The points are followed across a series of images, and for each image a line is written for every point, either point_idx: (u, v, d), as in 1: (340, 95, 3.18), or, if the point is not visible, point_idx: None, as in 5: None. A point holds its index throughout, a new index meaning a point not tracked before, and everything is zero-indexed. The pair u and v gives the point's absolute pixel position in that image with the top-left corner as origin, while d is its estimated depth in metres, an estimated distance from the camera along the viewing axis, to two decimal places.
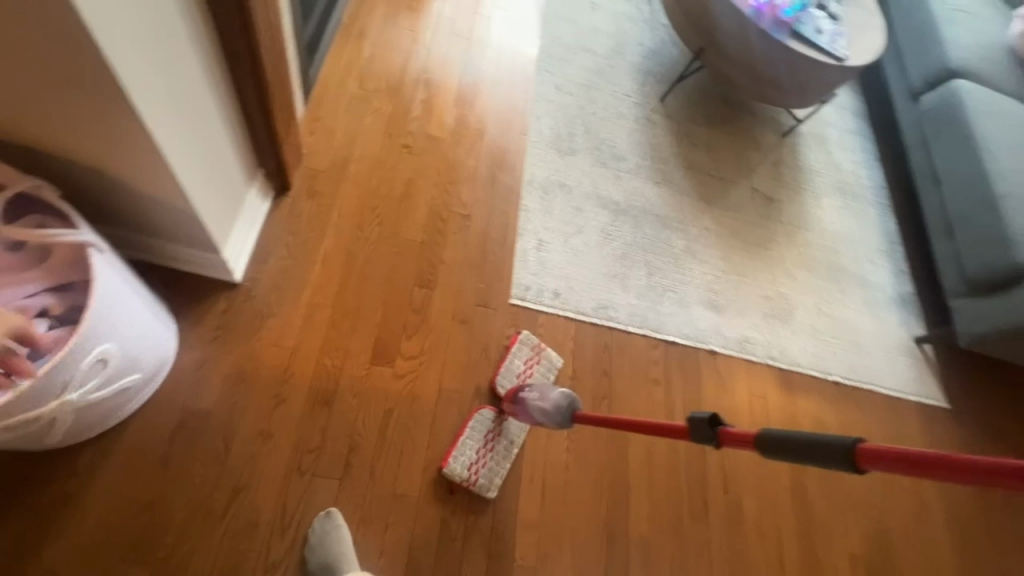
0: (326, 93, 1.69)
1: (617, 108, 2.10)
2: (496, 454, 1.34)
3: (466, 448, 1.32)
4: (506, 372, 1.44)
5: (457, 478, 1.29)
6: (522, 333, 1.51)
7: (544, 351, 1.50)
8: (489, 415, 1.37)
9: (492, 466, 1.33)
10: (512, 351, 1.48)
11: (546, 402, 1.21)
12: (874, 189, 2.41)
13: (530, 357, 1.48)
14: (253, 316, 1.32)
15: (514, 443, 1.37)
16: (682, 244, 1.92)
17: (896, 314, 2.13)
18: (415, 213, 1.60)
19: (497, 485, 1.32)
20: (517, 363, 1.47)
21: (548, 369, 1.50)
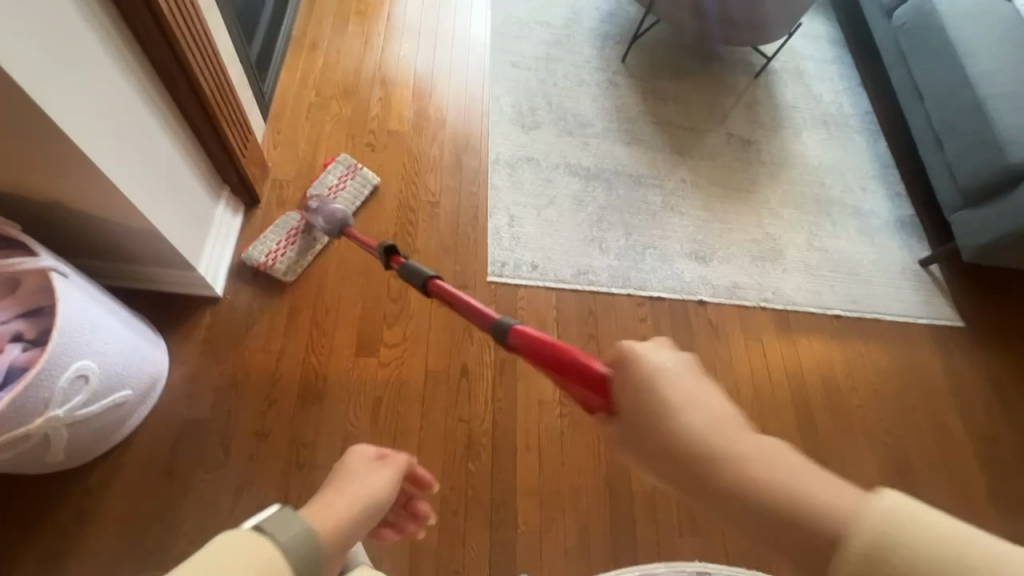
0: (285, 105, 1.74)
1: (578, 75, 2.08)
2: (298, 247, 1.47)
3: (268, 240, 1.46)
4: (318, 185, 1.58)
5: (255, 262, 1.43)
6: (339, 156, 1.64)
7: (358, 169, 1.63)
8: (292, 217, 1.50)
9: (292, 255, 1.45)
10: (328, 168, 1.61)
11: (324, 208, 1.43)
12: (860, 116, 2.33)
13: (343, 174, 1.61)
14: (238, 325, 1.38)
15: (318, 242, 1.51)
16: (659, 200, 1.89)
17: (895, 239, 2.06)
18: (385, 207, 1.64)
19: (294, 271, 1.46)
20: (331, 178, 1.60)
21: (363, 185, 1.62)
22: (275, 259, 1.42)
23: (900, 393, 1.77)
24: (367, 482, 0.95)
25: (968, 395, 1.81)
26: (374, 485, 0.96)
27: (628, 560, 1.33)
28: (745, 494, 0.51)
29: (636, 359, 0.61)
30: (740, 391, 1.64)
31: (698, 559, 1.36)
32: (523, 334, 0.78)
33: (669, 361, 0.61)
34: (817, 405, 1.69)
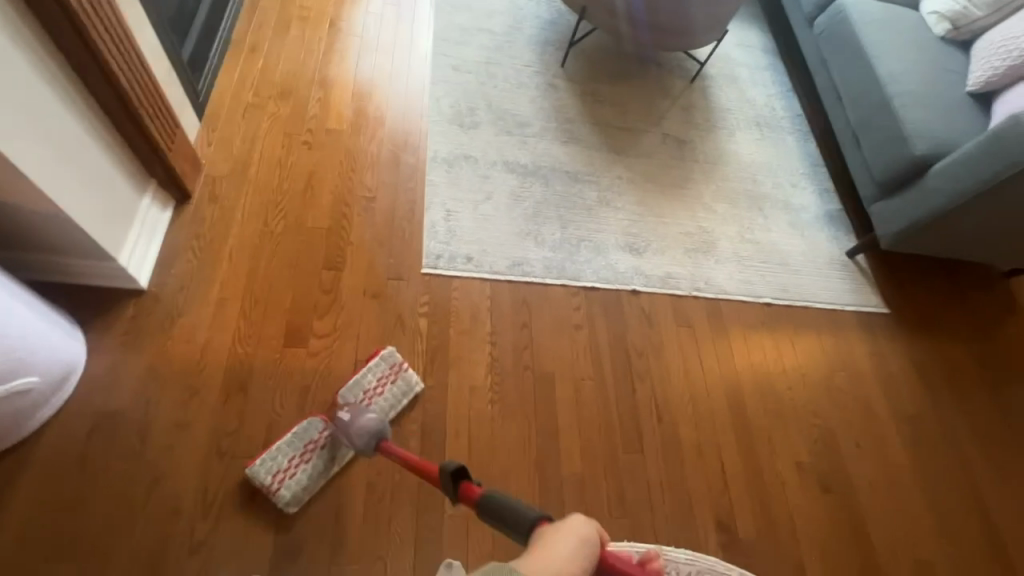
0: (222, 105, 1.76)
1: (518, 79, 2.15)
2: (313, 467, 1.26)
3: (280, 455, 1.25)
4: (354, 385, 1.36)
5: (258, 481, 1.22)
6: (385, 349, 1.43)
7: (402, 370, 1.42)
8: (318, 424, 1.29)
9: (302, 478, 1.24)
10: (370, 364, 1.40)
11: (350, 434, 1.23)
12: (790, 118, 2.45)
13: (384, 377, 1.39)
14: (163, 317, 1.38)
15: (338, 461, 1.29)
16: (595, 195, 1.96)
17: (824, 231, 2.16)
18: (320, 202, 1.66)
19: (299, 499, 1.24)
20: (369, 378, 1.38)
21: (402, 392, 1.41)
22: (280, 484, 1.22)
23: (828, 375, 1.83)
24: (553, 569, 0.70)
25: (894, 376, 1.89)
26: (552, 560, 0.72)
27: None
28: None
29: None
30: (671, 375, 1.68)
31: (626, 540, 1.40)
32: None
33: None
34: (748, 388, 1.74)
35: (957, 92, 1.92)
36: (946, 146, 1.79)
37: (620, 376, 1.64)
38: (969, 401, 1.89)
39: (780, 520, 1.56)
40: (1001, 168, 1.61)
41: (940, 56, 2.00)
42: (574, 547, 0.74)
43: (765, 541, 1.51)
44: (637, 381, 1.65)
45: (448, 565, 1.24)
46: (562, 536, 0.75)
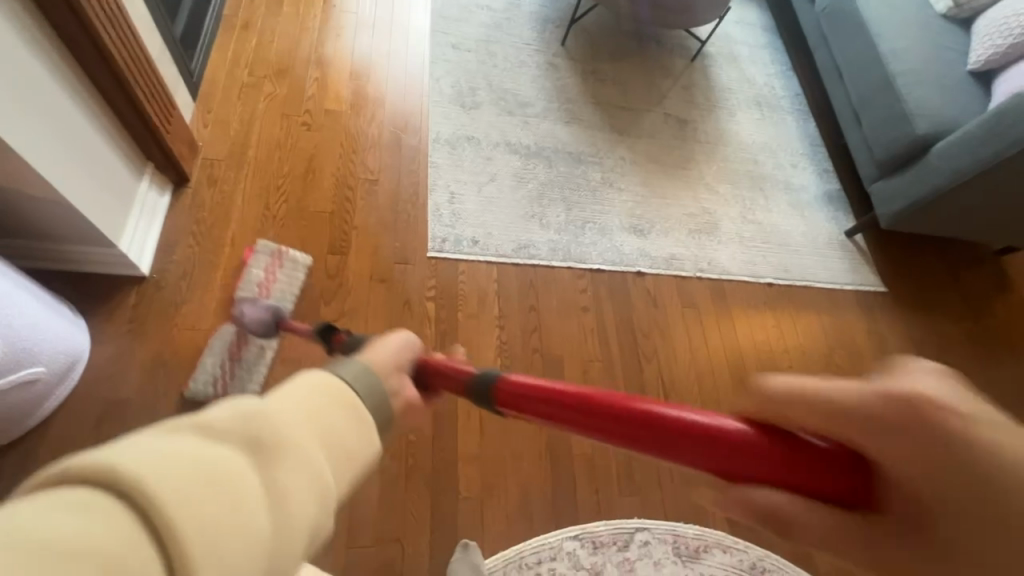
0: (216, 85, 1.71)
1: (518, 57, 2.11)
2: (246, 362, 1.29)
3: (208, 368, 1.26)
4: (245, 284, 1.38)
5: (207, 396, 1.25)
6: (258, 244, 1.45)
7: (284, 253, 1.45)
8: (228, 329, 1.31)
9: (243, 375, 1.28)
10: (250, 262, 1.42)
11: (252, 314, 1.27)
12: (790, 98, 2.44)
13: (270, 264, 1.43)
14: (166, 304, 1.35)
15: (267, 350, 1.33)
16: (599, 176, 1.94)
17: (823, 211, 2.17)
18: (321, 186, 1.63)
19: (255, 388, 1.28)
20: (256, 273, 1.41)
21: (294, 271, 1.45)
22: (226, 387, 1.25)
23: (831, 352, 1.87)
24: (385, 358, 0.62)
25: (893, 353, 1.92)
26: (382, 356, 0.62)
27: (569, 522, 1.38)
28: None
29: (901, 377, 0.34)
30: (676, 355, 1.70)
31: (636, 516, 1.43)
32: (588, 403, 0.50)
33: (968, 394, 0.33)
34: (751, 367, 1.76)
35: (958, 71, 1.92)
36: (948, 126, 1.80)
37: (626, 357, 1.65)
38: (965, 376, 1.94)
39: None
40: (1003, 148, 1.62)
41: (941, 33, 1.99)
42: (403, 351, 0.65)
43: None
44: (644, 361, 1.66)
45: (466, 545, 1.27)
46: (390, 341, 0.65)
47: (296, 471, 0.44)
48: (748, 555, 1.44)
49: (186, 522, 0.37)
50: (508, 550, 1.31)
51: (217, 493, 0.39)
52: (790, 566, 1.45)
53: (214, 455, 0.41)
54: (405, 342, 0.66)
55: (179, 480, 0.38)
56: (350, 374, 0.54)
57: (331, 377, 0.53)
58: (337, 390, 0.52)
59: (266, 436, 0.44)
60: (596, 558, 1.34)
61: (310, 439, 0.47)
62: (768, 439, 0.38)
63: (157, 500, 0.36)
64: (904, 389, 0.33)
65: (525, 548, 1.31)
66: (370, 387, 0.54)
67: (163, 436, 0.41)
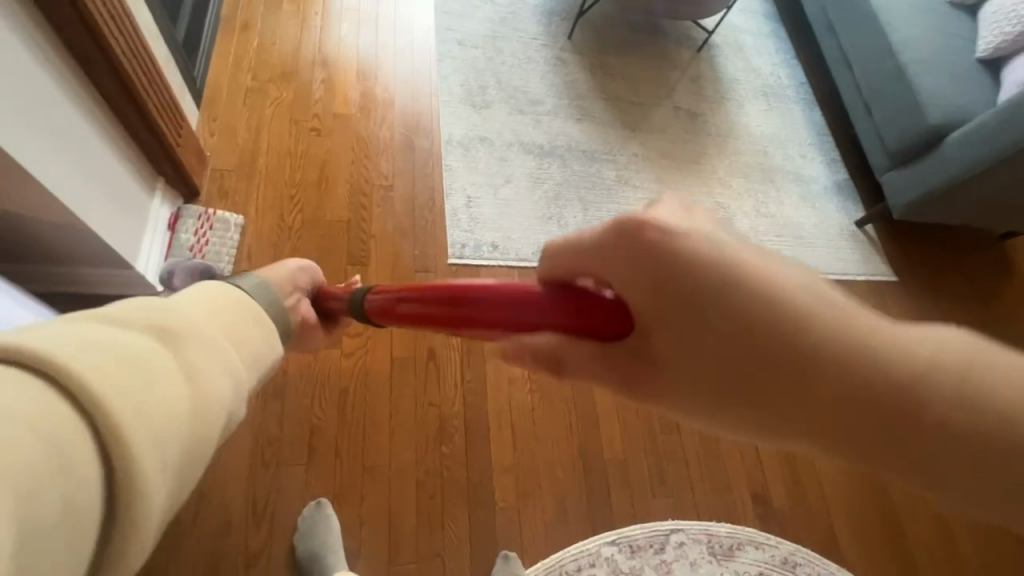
0: (220, 91, 1.64)
1: (526, 53, 2.06)
2: None
3: None
4: (174, 249, 1.36)
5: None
6: (179, 208, 1.41)
7: (212, 215, 1.43)
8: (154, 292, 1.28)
9: None
10: (176, 227, 1.39)
11: (178, 276, 1.25)
12: (797, 86, 2.42)
13: (199, 227, 1.41)
14: None
15: None
16: (613, 173, 1.92)
17: (833, 202, 2.18)
18: (336, 194, 1.58)
19: None
20: (186, 237, 1.39)
21: (225, 230, 1.43)
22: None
23: None
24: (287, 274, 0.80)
25: None
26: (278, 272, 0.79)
27: (605, 526, 1.38)
28: (752, 322, 0.43)
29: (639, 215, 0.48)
30: None
31: (669, 518, 1.43)
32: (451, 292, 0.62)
33: (686, 217, 0.49)
34: None
35: (967, 59, 1.92)
36: (960, 116, 1.81)
37: None
38: None
39: (812, 488, 1.57)
40: (1016, 139, 1.63)
41: (949, 21, 1.99)
42: (298, 273, 0.83)
43: (800, 507, 1.54)
44: None
45: (506, 556, 1.26)
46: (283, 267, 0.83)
47: (211, 358, 0.48)
48: (779, 550, 1.47)
49: (125, 399, 0.37)
50: (547, 559, 1.31)
51: (149, 372, 0.40)
52: (818, 557, 1.48)
53: (134, 340, 0.41)
54: (301, 266, 0.85)
55: (108, 363, 0.37)
56: (245, 285, 0.64)
57: (227, 287, 0.61)
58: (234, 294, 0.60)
59: (180, 328, 0.47)
60: (634, 561, 1.35)
61: (218, 335, 0.51)
62: (550, 297, 0.52)
63: (90, 375, 0.35)
64: (635, 221, 0.47)
65: (565, 556, 1.31)
66: (263, 294, 0.64)
67: (69, 324, 0.39)
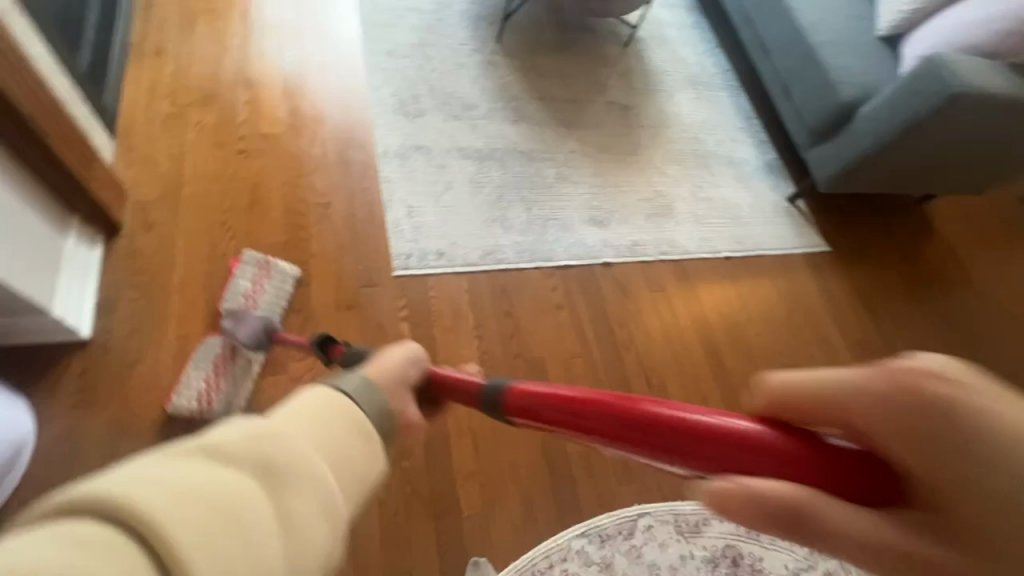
0: (136, 120, 1.58)
1: (456, 59, 2.06)
2: (230, 379, 1.27)
3: (191, 382, 1.24)
4: (230, 295, 1.36)
5: (185, 412, 1.22)
6: (244, 255, 1.42)
7: (271, 265, 1.43)
8: (213, 342, 1.29)
9: (225, 391, 1.25)
10: (235, 273, 1.40)
11: (242, 328, 1.28)
12: (723, 74, 2.51)
13: (256, 276, 1.40)
14: (118, 365, 1.27)
15: (250, 368, 1.29)
16: (553, 171, 1.95)
17: (765, 181, 2.27)
18: (270, 216, 1.54)
19: (239, 404, 1.26)
20: (243, 284, 1.38)
21: (281, 282, 1.42)
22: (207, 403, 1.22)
23: (790, 313, 1.97)
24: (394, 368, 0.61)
25: (845, 307, 2.05)
26: (387, 365, 0.61)
27: (573, 519, 1.39)
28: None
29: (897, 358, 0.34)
30: (652, 339, 1.73)
31: (636, 503, 1.46)
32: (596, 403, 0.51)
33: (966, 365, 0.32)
34: (723, 343, 1.82)
35: (869, 38, 2.04)
36: (868, 92, 1.93)
37: (604, 348, 1.67)
38: (909, 319, 2.09)
39: None
40: (920, 108, 1.74)
41: (852, 4, 2.12)
42: (408, 362, 0.64)
43: None
44: (622, 350, 1.68)
45: (476, 562, 1.27)
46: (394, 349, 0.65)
47: (306, 498, 0.42)
48: None
49: (204, 559, 0.34)
50: (518, 560, 1.31)
51: (227, 524, 0.37)
52: None
53: (228, 483, 0.39)
54: (409, 356, 0.64)
55: (195, 518, 0.35)
56: (352, 388, 0.52)
57: (339, 387, 0.52)
58: (349, 407, 0.50)
59: (280, 459, 0.42)
60: (604, 551, 1.37)
61: (318, 455, 0.45)
62: (787, 440, 0.38)
63: (169, 537, 0.34)
64: (897, 371, 0.33)
65: (536, 555, 1.32)
66: (375, 399, 0.53)
67: (173, 463, 0.38)
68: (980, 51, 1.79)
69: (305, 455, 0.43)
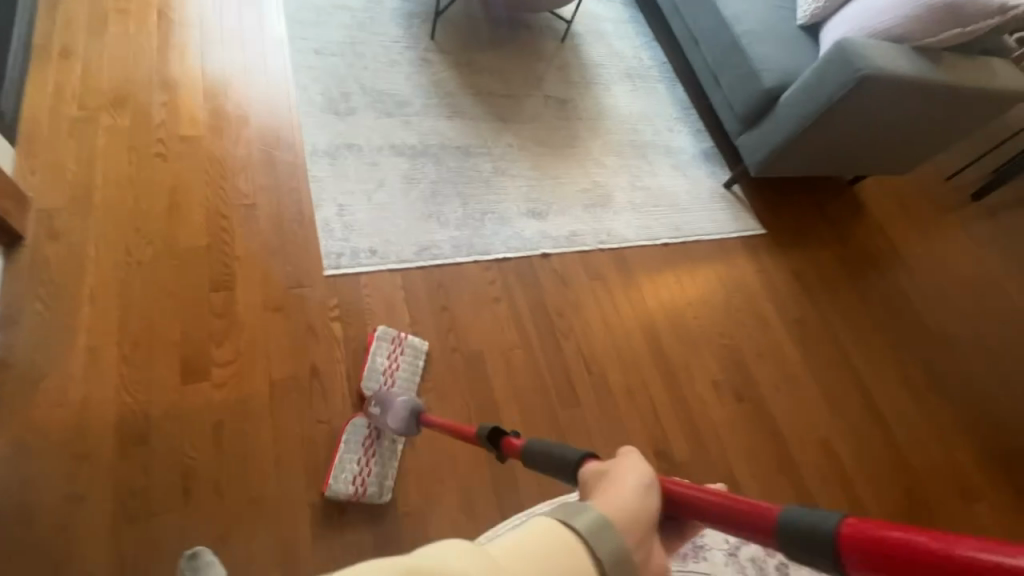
0: (40, 126, 1.51)
1: (388, 56, 2.04)
2: (380, 459, 1.32)
3: (346, 465, 1.28)
4: (370, 373, 1.41)
5: (342, 496, 1.25)
6: (377, 330, 1.47)
7: (404, 340, 1.48)
8: (360, 421, 1.33)
9: (378, 472, 1.30)
10: (373, 349, 1.44)
11: (387, 414, 1.28)
12: (659, 66, 2.56)
13: (393, 351, 1.46)
14: (23, 381, 1.22)
15: (396, 447, 1.34)
16: (490, 166, 1.95)
17: (702, 169, 2.33)
18: (190, 219, 1.49)
19: (389, 487, 1.30)
20: (380, 361, 1.43)
21: (413, 357, 1.48)
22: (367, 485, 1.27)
23: (728, 295, 2.02)
24: (628, 507, 0.49)
25: (783, 286, 2.11)
26: (621, 497, 0.50)
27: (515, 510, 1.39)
28: None
29: None
30: (592, 327, 1.75)
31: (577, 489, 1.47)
32: (875, 541, 0.41)
33: None
34: (663, 327, 1.85)
35: (790, 27, 2.12)
36: (789, 78, 2.00)
37: (544, 337, 1.67)
38: (842, 295, 2.17)
39: (705, 434, 1.72)
40: (836, 92, 1.81)
41: None
42: (641, 486, 0.52)
43: None
44: (563, 340, 1.69)
45: None
46: (620, 476, 0.53)
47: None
48: None
49: None
50: None
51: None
52: None
53: None
54: (641, 482, 0.52)
55: None
56: (587, 527, 0.44)
57: (576, 520, 0.45)
58: (577, 558, 0.43)
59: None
60: None
61: None
62: None
63: None
64: None
65: None
66: (613, 545, 0.44)
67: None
68: (890, 35, 1.87)
69: None
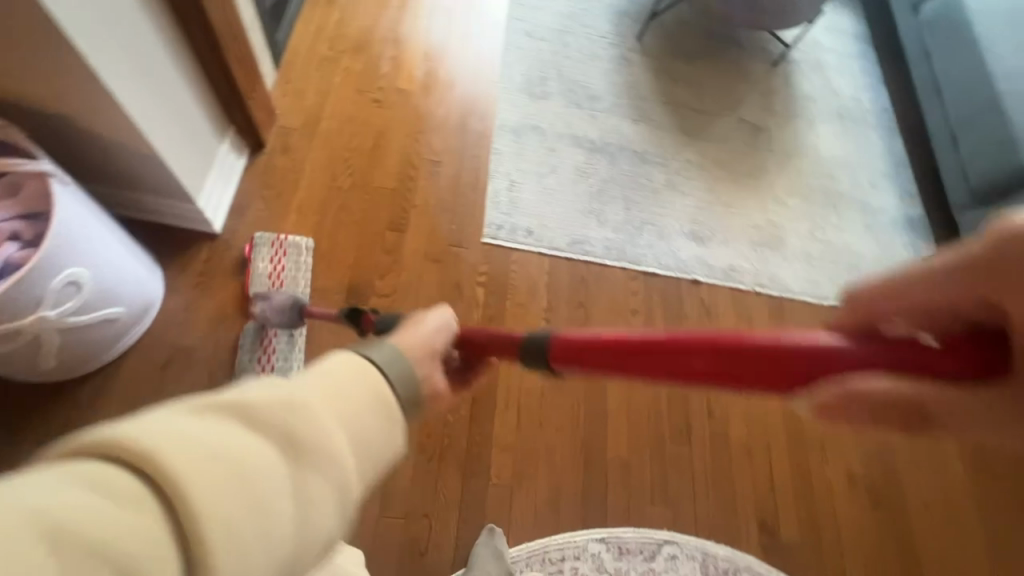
0: (297, 57, 1.78)
1: (591, 49, 2.07)
2: (280, 351, 1.36)
3: (249, 364, 1.34)
4: (254, 279, 1.40)
5: None
6: (255, 237, 1.45)
7: (283, 241, 1.45)
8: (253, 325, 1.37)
9: (279, 365, 1.35)
10: (252, 255, 1.43)
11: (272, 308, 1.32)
12: (879, 112, 2.26)
13: (273, 255, 1.43)
14: (235, 261, 1.47)
15: (295, 339, 1.38)
16: (662, 177, 1.89)
17: (901, 236, 2.02)
18: (386, 162, 1.66)
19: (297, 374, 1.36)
20: (262, 266, 1.42)
21: (298, 255, 1.46)
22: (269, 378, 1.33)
23: None
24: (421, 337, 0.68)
25: None
26: (415, 334, 0.68)
27: (596, 522, 1.38)
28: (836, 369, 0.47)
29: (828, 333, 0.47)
30: None
31: (666, 528, 1.41)
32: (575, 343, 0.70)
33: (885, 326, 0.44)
34: None
35: None
36: None
37: None
38: None
39: (825, 526, 1.49)
40: None
41: None
42: (438, 330, 0.72)
43: (810, 546, 1.46)
44: None
45: (492, 530, 1.31)
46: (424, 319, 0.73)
47: (325, 475, 0.50)
48: None
49: (209, 509, 0.42)
50: (533, 542, 1.33)
51: (240, 487, 0.44)
52: None
53: (240, 450, 0.46)
54: (438, 326, 0.72)
55: (207, 473, 0.43)
56: (381, 358, 0.60)
57: (365, 361, 0.59)
58: (372, 374, 0.58)
59: (301, 429, 0.49)
60: (620, 563, 1.35)
61: (331, 420, 0.52)
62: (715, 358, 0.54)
63: (184, 481, 0.42)
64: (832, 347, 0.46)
65: (551, 544, 1.34)
66: (403, 371, 0.60)
67: (199, 420, 0.46)
68: None
69: (324, 424, 0.51)
